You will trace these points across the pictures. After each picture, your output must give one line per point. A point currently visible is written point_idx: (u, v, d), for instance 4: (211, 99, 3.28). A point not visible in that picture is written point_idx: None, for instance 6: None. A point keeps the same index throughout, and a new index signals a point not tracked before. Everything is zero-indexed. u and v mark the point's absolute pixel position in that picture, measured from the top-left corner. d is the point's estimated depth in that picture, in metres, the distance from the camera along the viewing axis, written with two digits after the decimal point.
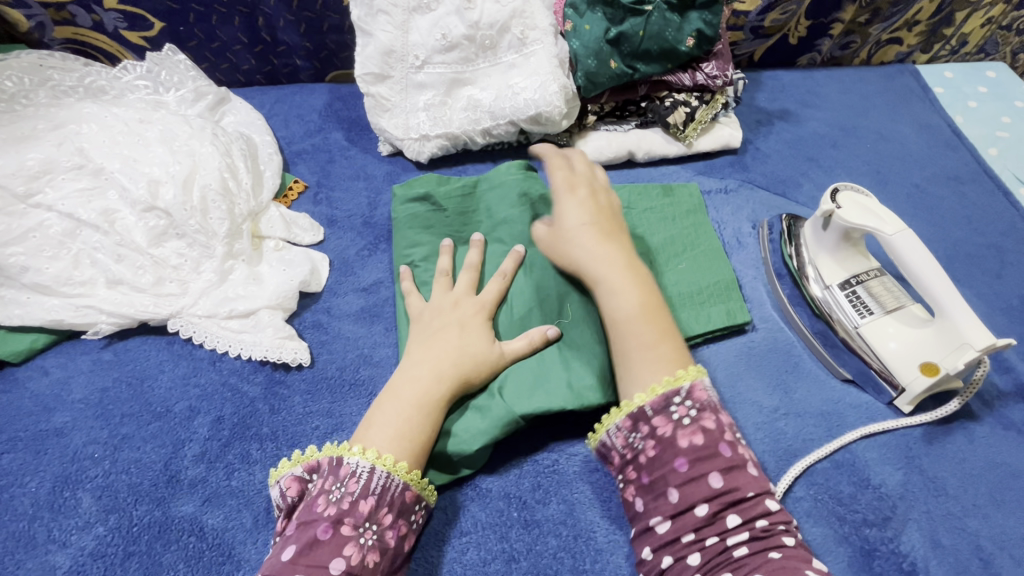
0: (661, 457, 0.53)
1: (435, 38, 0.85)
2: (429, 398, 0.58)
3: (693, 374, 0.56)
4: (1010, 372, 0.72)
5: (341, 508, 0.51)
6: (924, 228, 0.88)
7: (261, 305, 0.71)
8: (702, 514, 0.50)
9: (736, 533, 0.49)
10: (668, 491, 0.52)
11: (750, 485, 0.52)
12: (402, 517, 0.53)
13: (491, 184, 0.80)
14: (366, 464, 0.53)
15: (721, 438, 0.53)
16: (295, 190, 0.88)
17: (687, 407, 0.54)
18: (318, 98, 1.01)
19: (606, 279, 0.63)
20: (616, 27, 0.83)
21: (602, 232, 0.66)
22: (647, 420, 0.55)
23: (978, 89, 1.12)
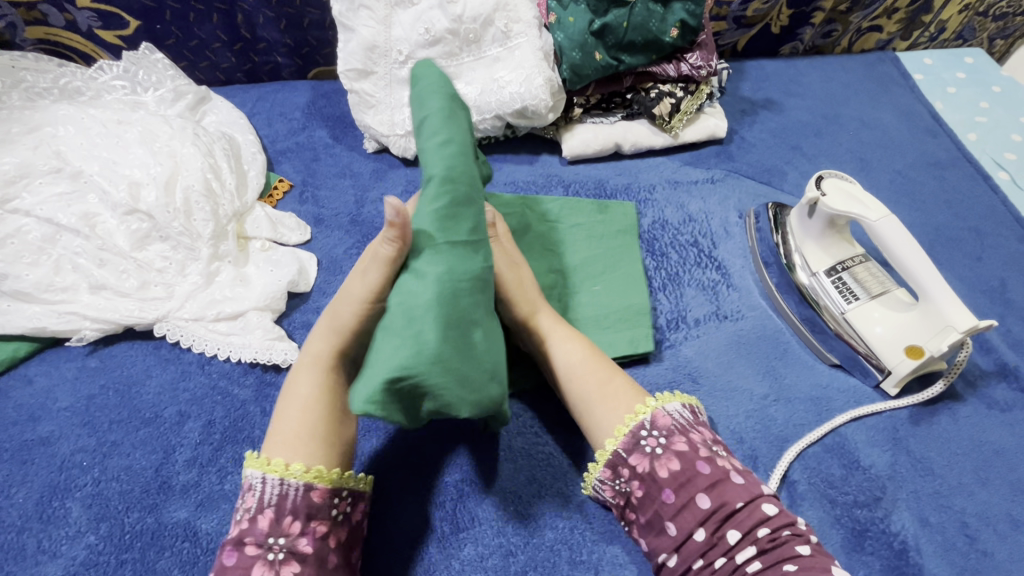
0: (648, 495, 0.53)
1: (418, 33, 0.83)
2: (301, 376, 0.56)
3: (654, 405, 0.55)
4: (992, 353, 0.74)
5: (242, 529, 0.49)
6: (907, 214, 0.90)
7: (249, 306, 0.70)
8: (702, 538, 0.49)
9: (743, 551, 0.48)
10: (665, 525, 0.51)
11: (739, 495, 0.50)
12: (313, 519, 0.51)
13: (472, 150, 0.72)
14: (256, 475, 0.51)
15: (696, 456, 0.52)
16: (281, 189, 0.87)
17: (656, 437, 0.53)
18: (301, 96, 0.99)
19: (556, 332, 0.62)
20: (601, 18, 0.82)
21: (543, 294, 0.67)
22: (624, 462, 0.54)
23: (956, 75, 1.14)
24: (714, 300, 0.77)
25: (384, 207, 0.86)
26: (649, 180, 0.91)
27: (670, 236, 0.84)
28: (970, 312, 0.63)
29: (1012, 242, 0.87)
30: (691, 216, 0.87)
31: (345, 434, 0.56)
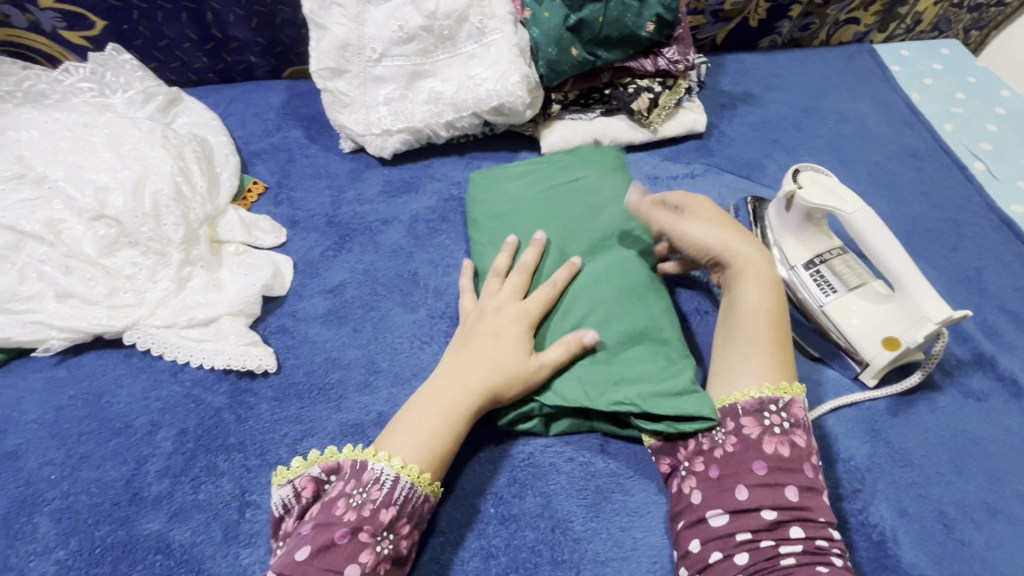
0: (740, 456, 0.55)
1: (392, 30, 0.82)
2: (456, 410, 0.58)
3: (797, 391, 0.58)
4: (969, 342, 0.74)
5: (361, 515, 0.52)
6: (885, 205, 0.90)
7: (222, 312, 0.69)
8: (768, 518, 0.51)
9: (794, 546, 0.50)
10: (737, 488, 0.53)
11: (822, 510, 0.53)
12: (417, 527, 0.54)
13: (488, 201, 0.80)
14: (392, 472, 0.54)
15: (806, 458, 0.55)
16: (255, 192, 0.85)
17: (782, 417, 0.56)
18: (276, 96, 0.98)
19: (747, 269, 0.64)
20: (576, 13, 0.81)
21: (734, 229, 0.67)
22: (736, 416, 0.57)
23: (933, 67, 1.15)
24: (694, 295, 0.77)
25: (360, 207, 0.85)
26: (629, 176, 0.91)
27: None
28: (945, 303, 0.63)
29: (988, 231, 0.88)
30: None
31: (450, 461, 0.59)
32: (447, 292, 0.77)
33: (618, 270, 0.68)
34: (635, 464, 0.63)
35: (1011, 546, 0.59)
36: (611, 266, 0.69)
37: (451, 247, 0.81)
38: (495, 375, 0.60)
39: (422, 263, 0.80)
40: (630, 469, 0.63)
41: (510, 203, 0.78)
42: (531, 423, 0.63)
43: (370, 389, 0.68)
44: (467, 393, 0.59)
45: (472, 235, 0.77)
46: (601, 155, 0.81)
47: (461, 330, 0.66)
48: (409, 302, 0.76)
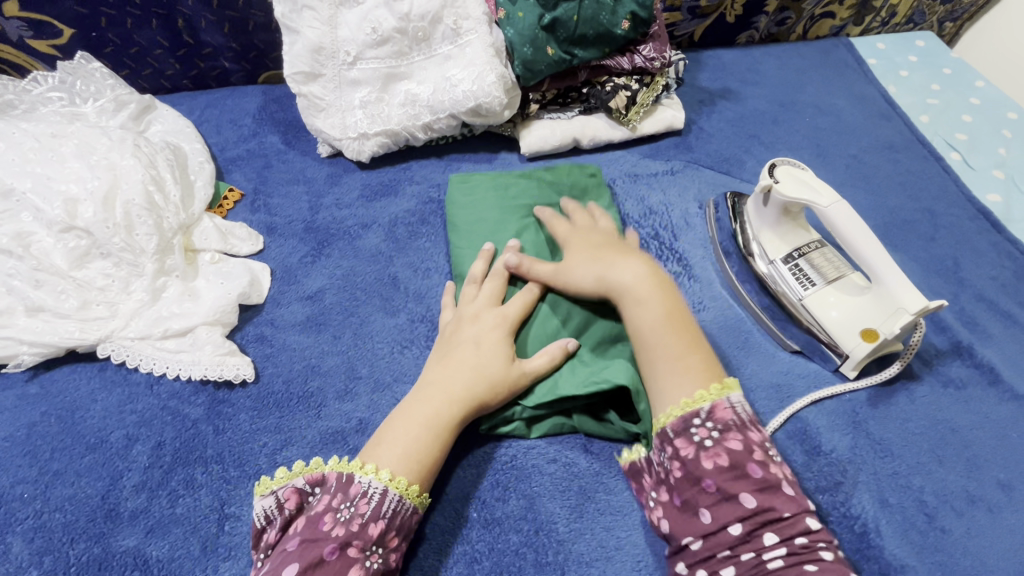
0: (689, 479, 0.53)
1: (365, 32, 0.82)
2: (440, 419, 0.57)
3: (716, 395, 0.55)
4: (946, 331, 0.75)
5: (350, 530, 0.50)
6: (862, 197, 0.91)
7: (197, 322, 0.68)
8: (737, 533, 0.49)
9: (773, 552, 0.48)
10: (699, 512, 0.52)
11: (787, 505, 0.50)
12: (406, 540, 0.53)
13: (469, 206, 0.80)
14: (379, 484, 0.53)
15: (750, 457, 0.52)
16: (231, 199, 0.84)
17: (709, 427, 0.54)
18: (251, 101, 0.97)
19: (628, 295, 0.64)
20: (551, 12, 0.81)
21: (616, 256, 0.68)
22: (671, 440, 0.56)
23: (908, 59, 1.16)
24: None
25: (339, 212, 0.84)
26: (609, 174, 0.91)
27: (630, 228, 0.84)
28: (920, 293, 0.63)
29: (964, 221, 0.88)
30: (651, 209, 0.87)
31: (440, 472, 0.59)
32: (427, 296, 0.76)
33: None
34: (618, 461, 0.63)
35: (992, 534, 0.60)
36: None
37: (431, 250, 0.81)
38: (479, 384, 0.59)
39: (401, 267, 0.79)
40: (613, 466, 0.63)
41: (489, 212, 0.78)
42: (512, 425, 0.63)
43: (350, 396, 0.67)
44: (451, 401, 0.58)
45: (453, 239, 0.78)
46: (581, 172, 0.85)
47: (441, 340, 0.66)
48: (389, 306, 0.75)
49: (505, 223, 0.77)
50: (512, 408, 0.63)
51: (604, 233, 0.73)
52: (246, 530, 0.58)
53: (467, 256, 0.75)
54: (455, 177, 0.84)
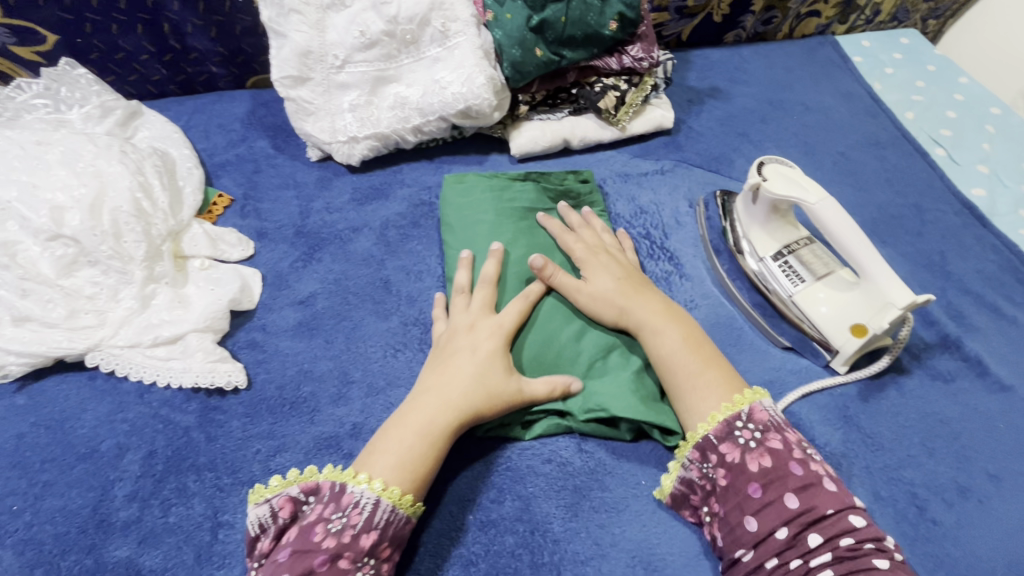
0: (735, 485, 0.54)
1: (353, 36, 0.81)
2: (434, 428, 0.57)
3: (752, 398, 0.58)
4: (934, 325, 0.75)
5: (341, 542, 0.50)
6: (850, 194, 0.92)
7: (188, 329, 0.67)
8: (783, 537, 0.50)
9: (821, 554, 0.49)
10: (746, 519, 0.53)
11: (829, 502, 0.51)
12: (399, 549, 0.54)
13: (462, 208, 0.80)
14: (372, 495, 0.53)
15: (790, 457, 0.54)
16: (220, 205, 0.84)
17: (751, 429, 0.56)
18: (240, 106, 0.96)
19: (648, 323, 0.66)
20: (538, 14, 0.81)
21: (635, 285, 0.70)
22: (713, 448, 0.56)
23: (893, 56, 1.17)
24: (668, 291, 0.78)
25: (329, 216, 0.84)
26: (600, 175, 0.91)
27: (622, 228, 0.85)
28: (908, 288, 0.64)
29: (950, 216, 0.89)
30: (642, 208, 0.87)
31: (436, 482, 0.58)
32: (419, 299, 0.76)
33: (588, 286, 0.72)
34: (613, 459, 0.63)
35: (982, 525, 0.60)
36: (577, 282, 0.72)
37: (423, 253, 0.81)
38: (472, 393, 0.59)
39: (393, 270, 0.79)
40: (608, 465, 0.63)
41: (481, 216, 0.78)
42: (506, 429, 0.63)
43: (343, 401, 0.67)
44: (446, 411, 0.58)
45: (448, 238, 0.78)
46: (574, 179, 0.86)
47: (436, 349, 0.65)
48: (381, 310, 0.75)
49: (496, 225, 0.77)
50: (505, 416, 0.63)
51: (615, 253, 0.75)
52: (240, 537, 0.57)
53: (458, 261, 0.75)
54: (448, 179, 0.84)
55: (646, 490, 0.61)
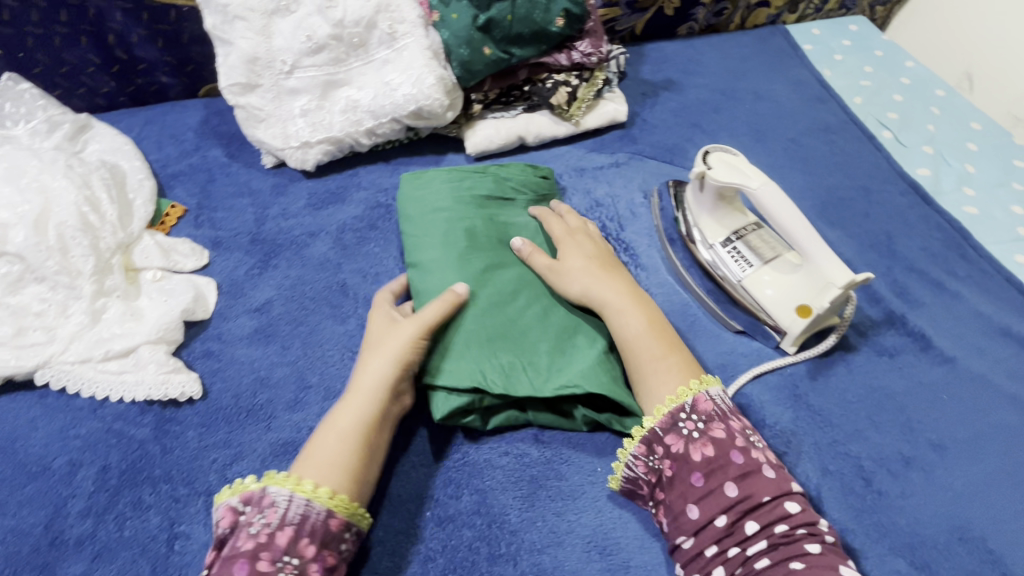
0: (679, 476, 0.56)
1: (300, 41, 0.81)
2: (336, 413, 0.59)
3: (698, 388, 0.59)
4: (880, 302, 0.78)
5: (258, 542, 0.50)
6: (800, 179, 0.94)
7: (140, 342, 0.67)
8: (721, 525, 0.52)
9: (756, 541, 0.51)
10: (688, 508, 0.54)
11: (766, 490, 0.53)
12: (327, 544, 0.53)
13: (422, 198, 0.78)
14: (284, 492, 0.53)
15: (732, 446, 0.56)
16: (173, 216, 0.83)
17: (695, 420, 0.57)
18: (193, 115, 0.95)
19: (613, 304, 0.66)
20: (484, 13, 0.82)
21: (604, 266, 0.71)
22: (659, 440, 0.58)
23: (842, 43, 1.20)
24: None
25: (285, 222, 0.84)
26: (556, 170, 0.92)
27: None
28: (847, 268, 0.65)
29: (896, 196, 0.92)
30: (598, 201, 0.89)
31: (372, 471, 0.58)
32: None
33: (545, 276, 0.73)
34: (569, 448, 0.64)
35: (926, 494, 0.62)
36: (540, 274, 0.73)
37: (380, 256, 0.81)
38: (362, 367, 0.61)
39: (350, 273, 0.79)
40: (565, 453, 0.64)
41: (438, 205, 0.76)
42: (469, 418, 0.63)
43: (300, 406, 0.67)
44: (373, 405, 0.59)
45: (405, 227, 0.76)
46: (532, 173, 0.86)
47: None
48: (338, 313, 0.75)
49: (460, 211, 0.76)
50: (474, 397, 0.62)
51: (594, 238, 0.76)
52: (197, 547, 0.57)
53: (419, 246, 0.74)
54: (403, 178, 0.82)
55: (601, 476, 0.63)
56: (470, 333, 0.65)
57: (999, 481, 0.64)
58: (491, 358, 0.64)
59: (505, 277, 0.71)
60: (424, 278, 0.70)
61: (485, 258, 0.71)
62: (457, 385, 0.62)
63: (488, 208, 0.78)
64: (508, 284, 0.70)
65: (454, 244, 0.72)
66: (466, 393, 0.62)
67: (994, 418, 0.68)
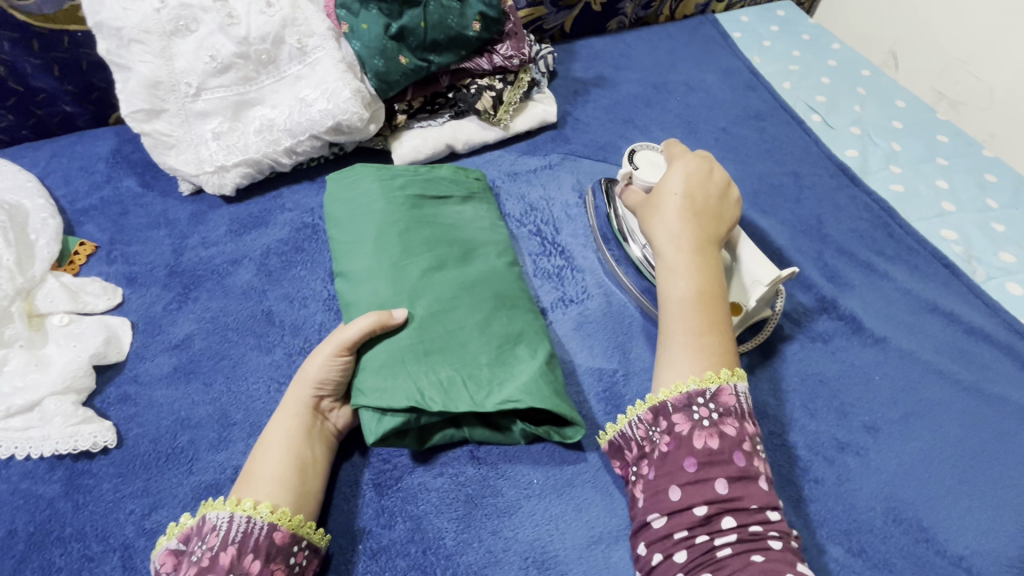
0: (672, 455, 0.53)
1: (203, 61, 0.78)
2: (268, 436, 0.59)
3: (725, 378, 0.55)
4: (812, 288, 0.78)
5: (201, 566, 0.49)
6: (732, 168, 0.94)
7: (44, 394, 0.62)
8: (700, 514, 0.50)
9: (727, 537, 0.48)
10: (671, 489, 0.52)
11: (757, 498, 0.51)
12: (274, 557, 0.52)
13: (354, 204, 0.75)
14: (225, 514, 0.52)
15: (738, 446, 0.52)
16: (82, 254, 0.78)
17: (710, 408, 0.54)
18: (103, 145, 0.91)
19: (670, 258, 0.63)
20: (396, 22, 0.81)
21: (692, 209, 0.65)
22: (667, 414, 0.55)
23: (770, 29, 1.21)
24: (561, 286, 0.78)
25: (204, 251, 0.80)
26: (488, 175, 0.90)
27: (512, 228, 0.84)
28: (773, 264, 0.67)
29: (825, 179, 0.93)
30: (532, 205, 0.87)
31: (311, 483, 0.57)
32: (304, 326, 0.73)
33: (487, 281, 0.69)
34: (505, 462, 0.63)
35: (862, 479, 0.63)
36: (483, 275, 0.70)
37: (307, 279, 0.78)
38: (291, 389, 0.61)
39: (276, 300, 0.76)
40: (500, 468, 0.62)
41: (370, 209, 0.73)
42: (404, 440, 0.61)
43: (224, 444, 0.64)
44: (302, 415, 0.59)
45: (335, 233, 0.74)
46: (464, 176, 0.83)
47: None
48: (263, 343, 0.72)
49: (394, 217, 0.72)
50: (410, 416, 0.58)
51: (705, 178, 0.68)
52: None
53: (350, 253, 0.71)
54: (331, 177, 0.79)
55: (538, 488, 0.61)
56: (404, 348, 0.61)
57: (932, 459, 0.65)
58: (430, 373, 0.60)
59: (442, 281, 0.67)
60: (357, 288, 0.67)
61: (420, 263, 0.68)
62: (392, 404, 0.57)
63: (426, 211, 0.75)
64: (449, 291, 0.67)
65: (387, 250, 0.69)
66: (402, 412, 0.58)
67: (925, 395, 0.69)
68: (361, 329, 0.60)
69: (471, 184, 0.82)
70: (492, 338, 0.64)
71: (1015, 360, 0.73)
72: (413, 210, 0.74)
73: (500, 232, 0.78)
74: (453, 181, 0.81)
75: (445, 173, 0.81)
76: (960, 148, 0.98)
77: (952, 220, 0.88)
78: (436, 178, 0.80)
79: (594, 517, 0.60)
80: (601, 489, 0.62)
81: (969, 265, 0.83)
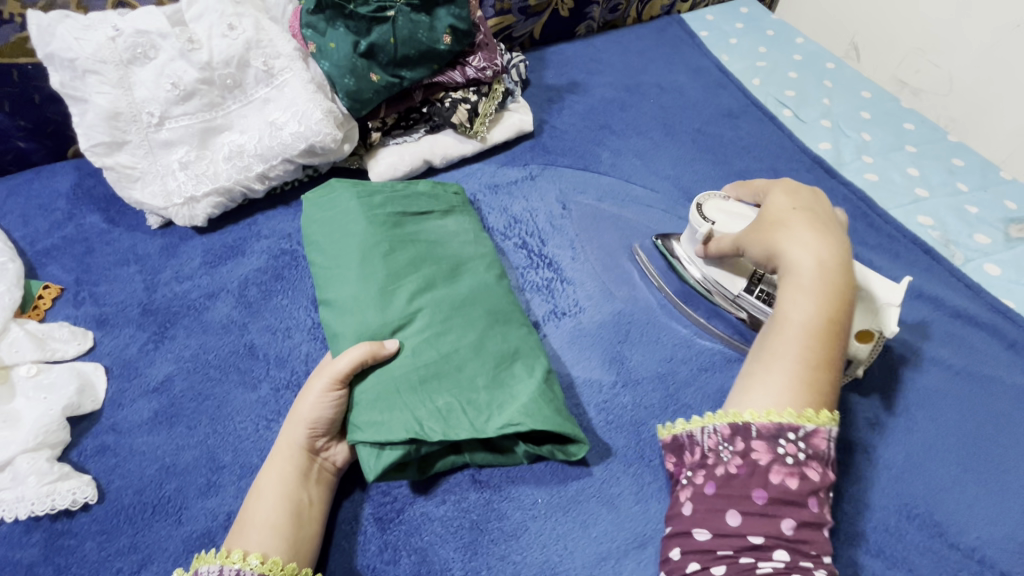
0: (742, 479, 0.51)
1: (165, 89, 0.75)
2: (263, 483, 0.56)
3: (824, 421, 0.53)
4: None
5: None
6: (710, 168, 0.95)
7: (15, 452, 0.59)
8: (755, 544, 0.49)
9: (773, 564, 0.48)
10: (731, 512, 0.50)
11: (819, 545, 0.49)
12: None
13: (335, 228, 0.72)
14: (215, 567, 0.50)
15: (816, 491, 0.50)
16: (47, 298, 0.74)
17: (798, 447, 0.52)
18: (62, 180, 0.86)
19: (801, 278, 0.57)
20: (365, 39, 0.79)
21: (826, 232, 0.60)
22: (748, 436, 0.53)
23: (735, 26, 1.22)
24: (551, 298, 0.77)
25: (179, 286, 0.77)
26: (469, 189, 0.89)
27: (499, 242, 0.83)
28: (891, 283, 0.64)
29: (802, 173, 0.94)
30: (516, 218, 0.86)
31: (308, 528, 0.55)
32: (291, 359, 0.71)
33: (477, 299, 0.68)
34: (508, 483, 0.61)
35: (863, 472, 0.64)
36: (473, 292, 0.68)
37: (290, 308, 0.75)
38: (284, 431, 0.58)
39: (258, 332, 0.73)
40: (505, 490, 0.61)
41: (350, 231, 0.71)
42: (405, 471, 0.59)
43: (214, 490, 0.61)
44: (295, 458, 0.57)
45: (315, 258, 0.72)
46: (442, 190, 0.81)
47: None
48: (248, 380, 0.69)
49: (377, 239, 0.70)
50: (410, 447, 0.56)
51: (816, 201, 0.64)
52: None
53: (331, 282, 0.69)
54: (321, 193, 0.76)
55: (543, 508, 0.60)
56: (398, 378, 0.59)
57: (930, 446, 0.66)
58: (427, 403, 0.58)
59: (432, 305, 0.66)
60: (343, 317, 0.65)
61: (408, 288, 0.66)
62: (388, 436, 0.56)
63: (409, 230, 0.73)
64: (435, 315, 0.65)
65: (373, 276, 0.67)
66: (401, 444, 0.56)
67: (917, 383, 0.71)
68: (352, 359, 0.59)
69: (454, 199, 0.81)
70: (489, 360, 0.63)
71: (999, 340, 0.75)
72: (398, 232, 0.72)
73: (485, 244, 0.77)
74: (438, 198, 0.79)
75: (427, 189, 0.79)
76: (927, 134, 1.01)
77: (927, 205, 0.90)
78: (422, 197, 0.78)
79: (602, 533, 0.59)
80: (607, 503, 0.61)
81: (948, 249, 0.84)
